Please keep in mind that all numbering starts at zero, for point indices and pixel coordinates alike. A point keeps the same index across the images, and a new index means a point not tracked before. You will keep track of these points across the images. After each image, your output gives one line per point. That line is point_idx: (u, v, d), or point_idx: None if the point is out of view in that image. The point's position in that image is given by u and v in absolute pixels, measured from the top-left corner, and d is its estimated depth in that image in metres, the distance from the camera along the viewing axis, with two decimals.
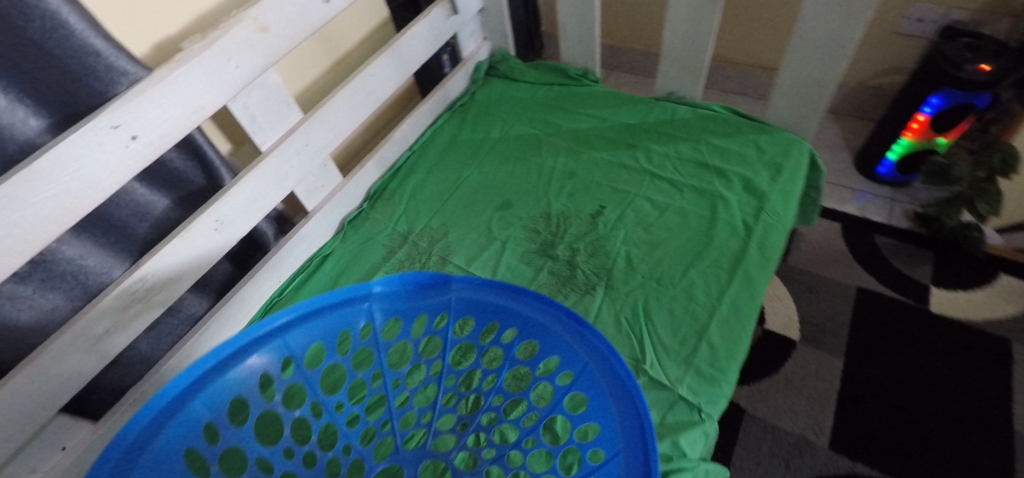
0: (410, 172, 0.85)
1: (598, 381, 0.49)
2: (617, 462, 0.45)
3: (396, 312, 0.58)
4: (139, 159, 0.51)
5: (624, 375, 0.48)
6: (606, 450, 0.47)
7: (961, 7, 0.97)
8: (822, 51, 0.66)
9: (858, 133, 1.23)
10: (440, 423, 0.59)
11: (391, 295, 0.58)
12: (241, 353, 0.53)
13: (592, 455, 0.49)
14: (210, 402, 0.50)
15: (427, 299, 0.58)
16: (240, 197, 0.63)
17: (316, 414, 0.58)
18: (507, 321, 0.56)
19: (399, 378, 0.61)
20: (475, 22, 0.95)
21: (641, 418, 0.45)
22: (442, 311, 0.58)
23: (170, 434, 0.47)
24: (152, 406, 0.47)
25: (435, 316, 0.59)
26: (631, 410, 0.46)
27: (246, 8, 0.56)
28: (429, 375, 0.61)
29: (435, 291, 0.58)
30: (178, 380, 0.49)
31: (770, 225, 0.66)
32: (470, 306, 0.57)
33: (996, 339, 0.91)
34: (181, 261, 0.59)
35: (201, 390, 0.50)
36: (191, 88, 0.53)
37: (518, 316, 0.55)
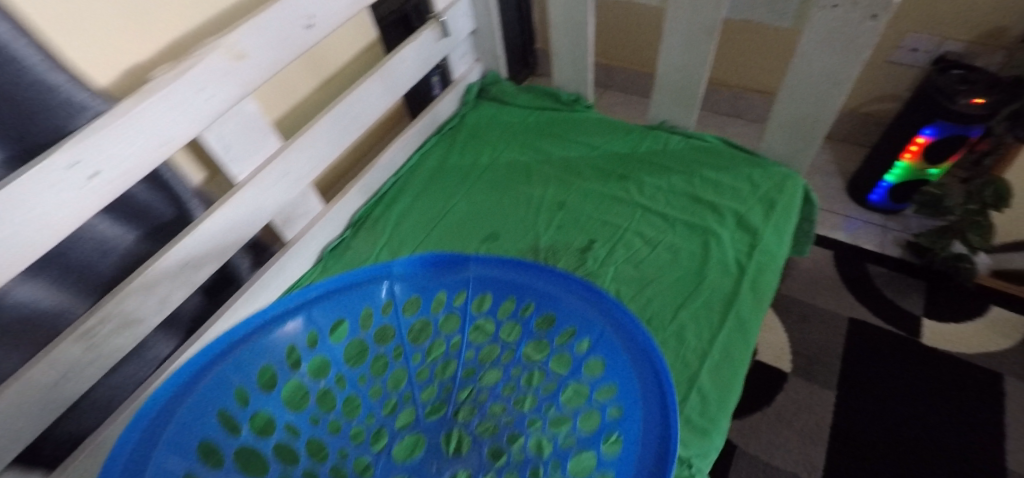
0: (396, 198, 0.83)
1: (619, 346, 0.52)
2: (640, 418, 0.46)
3: (415, 291, 0.61)
4: (100, 195, 0.48)
5: (643, 337, 0.50)
6: (625, 406, 0.49)
7: (955, 38, 0.97)
8: (818, 87, 0.64)
9: (851, 159, 1.22)
10: (461, 395, 0.60)
11: (412, 273, 0.61)
12: (269, 324, 0.56)
13: (611, 418, 0.49)
14: (238, 369, 0.52)
15: (449, 275, 0.61)
16: (213, 231, 0.61)
17: (338, 386, 0.60)
18: (528, 297, 0.59)
19: (417, 355, 0.62)
20: (467, 43, 0.94)
21: (662, 377, 0.47)
22: (462, 288, 0.61)
23: (198, 399, 0.49)
24: (183, 372, 0.49)
25: (456, 294, 0.61)
26: (653, 371, 0.48)
27: (223, 36, 0.53)
28: (450, 350, 0.63)
29: (452, 271, 0.61)
30: (208, 348, 0.51)
31: (764, 264, 0.64)
32: (489, 283, 0.60)
33: (991, 374, 0.89)
34: (146, 298, 0.57)
35: (228, 358, 0.52)
36: (158, 121, 0.50)
37: (539, 290, 0.58)
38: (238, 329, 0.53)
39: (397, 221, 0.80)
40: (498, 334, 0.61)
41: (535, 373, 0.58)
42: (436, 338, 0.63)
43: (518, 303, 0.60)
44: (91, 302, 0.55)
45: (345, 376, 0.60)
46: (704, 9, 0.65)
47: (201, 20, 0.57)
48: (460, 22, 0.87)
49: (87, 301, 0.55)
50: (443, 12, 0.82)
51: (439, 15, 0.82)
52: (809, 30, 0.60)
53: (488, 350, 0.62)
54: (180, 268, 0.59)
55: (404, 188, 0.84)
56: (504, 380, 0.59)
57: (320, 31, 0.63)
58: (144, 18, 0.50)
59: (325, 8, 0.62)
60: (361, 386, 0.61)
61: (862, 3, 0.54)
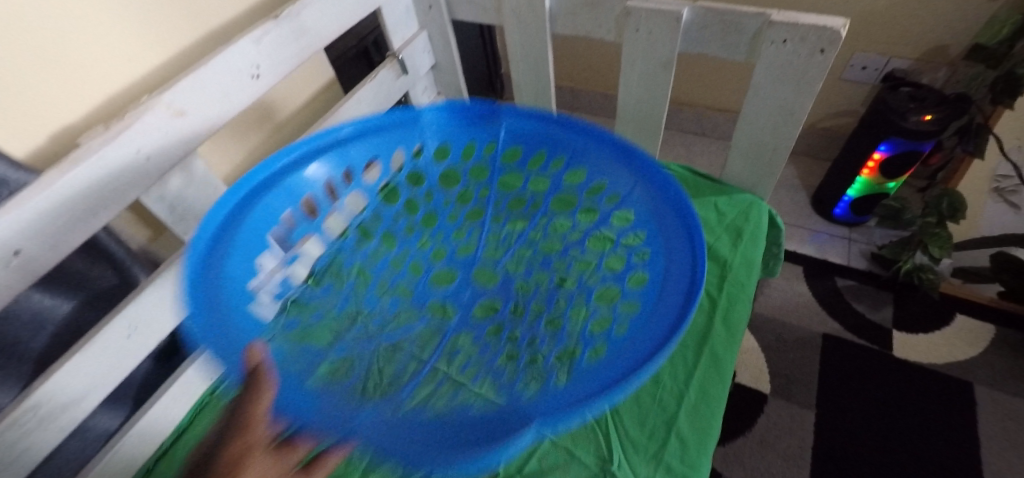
0: (361, 242, 0.81)
1: (649, 216, 0.65)
2: (660, 268, 0.61)
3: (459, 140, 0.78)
4: (25, 274, 0.44)
5: (673, 195, 0.62)
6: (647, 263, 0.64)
7: (901, 56, 1.00)
8: (775, 118, 0.65)
9: (812, 173, 1.25)
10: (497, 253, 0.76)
11: (443, 121, 0.75)
12: (304, 161, 0.68)
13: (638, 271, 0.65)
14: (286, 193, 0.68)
15: (485, 128, 0.76)
16: (157, 297, 0.57)
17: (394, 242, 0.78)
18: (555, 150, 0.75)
19: (468, 234, 0.80)
20: (427, 79, 0.92)
21: (687, 243, 0.59)
22: (495, 142, 0.77)
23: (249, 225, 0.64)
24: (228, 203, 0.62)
25: (489, 142, 0.77)
26: (680, 241, 0.60)
27: (159, 93, 0.50)
28: (490, 227, 0.80)
29: (490, 120, 0.75)
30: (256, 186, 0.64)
31: (735, 295, 0.64)
32: (517, 135, 0.75)
33: (960, 382, 0.91)
34: (88, 375, 0.52)
35: (273, 188, 0.66)
36: (90, 188, 0.46)
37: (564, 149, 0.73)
38: (260, 180, 0.64)
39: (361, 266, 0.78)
40: (535, 217, 0.79)
41: (563, 232, 0.77)
42: (478, 219, 0.81)
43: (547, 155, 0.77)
44: (22, 386, 0.50)
45: (407, 244, 0.79)
46: (659, 45, 0.65)
47: (137, 76, 0.56)
48: (418, 58, 0.86)
49: (18, 385, 0.50)
50: (400, 49, 0.81)
51: (396, 53, 0.80)
52: (761, 64, 0.60)
53: (518, 218, 0.80)
54: (124, 339, 0.55)
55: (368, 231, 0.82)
56: (537, 244, 0.77)
57: (268, 80, 0.61)
58: (73, 80, 0.49)
59: (272, 56, 0.60)
60: (420, 246, 0.79)
61: (810, 39, 0.55)
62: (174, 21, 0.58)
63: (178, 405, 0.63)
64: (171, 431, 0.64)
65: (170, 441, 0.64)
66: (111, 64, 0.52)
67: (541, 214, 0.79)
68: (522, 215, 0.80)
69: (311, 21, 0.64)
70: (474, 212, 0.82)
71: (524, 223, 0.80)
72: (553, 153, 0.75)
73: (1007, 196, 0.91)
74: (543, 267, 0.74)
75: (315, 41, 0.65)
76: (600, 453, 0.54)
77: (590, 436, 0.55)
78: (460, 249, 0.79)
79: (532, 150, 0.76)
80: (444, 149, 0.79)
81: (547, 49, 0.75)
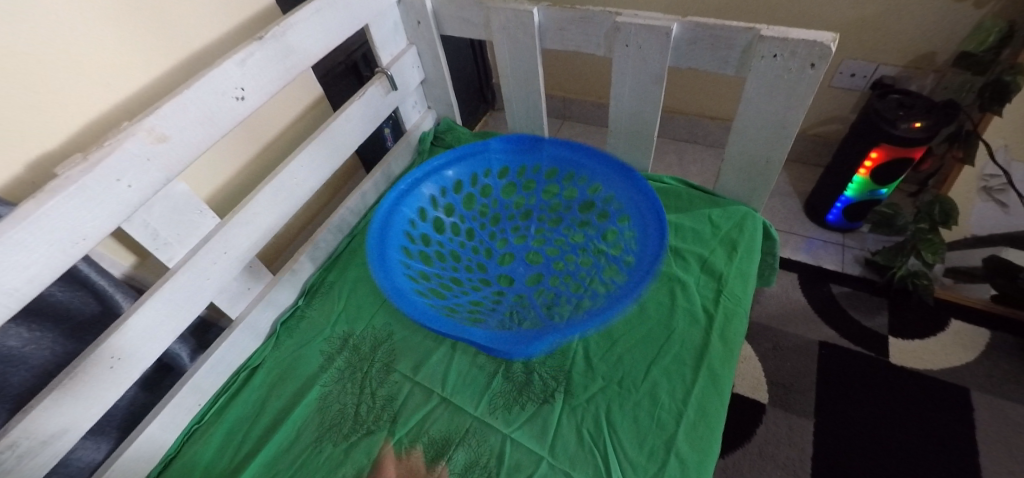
0: (352, 260, 0.79)
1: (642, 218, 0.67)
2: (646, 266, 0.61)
3: (504, 162, 0.79)
4: (3, 310, 0.43)
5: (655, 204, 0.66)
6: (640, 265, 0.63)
7: (889, 63, 1.01)
8: (766, 130, 0.65)
9: (805, 179, 1.25)
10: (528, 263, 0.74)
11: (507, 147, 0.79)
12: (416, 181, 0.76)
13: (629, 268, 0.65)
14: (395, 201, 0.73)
15: (528, 152, 0.78)
16: (141, 325, 0.55)
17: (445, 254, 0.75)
18: (583, 171, 0.75)
19: (508, 238, 0.77)
20: (417, 93, 0.91)
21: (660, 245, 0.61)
22: (540, 163, 0.78)
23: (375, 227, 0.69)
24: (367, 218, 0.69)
25: (533, 168, 0.79)
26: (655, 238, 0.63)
27: (140, 119, 0.49)
28: (527, 231, 0.77)
29: (534, 148, 0.78)
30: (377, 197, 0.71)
31: (731, 310, 0.63)
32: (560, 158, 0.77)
33: (957, 387, 0.91)
34: (69, 410, 0.50)
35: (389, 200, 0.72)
36: (70, 219, 0.45)
37: (592, 170, 0.74)
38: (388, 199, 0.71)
39: (353, 284, 0.76)
40: (569, 219, 0.77)
41: (587, 230, 0.74)
42: (517, 222, 0.79)
43: (575, 175, 0.77)
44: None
45: (445, 245, 0.76)
46: (649, 59, 0.65)
47: (117, 100, 0.55)
48: (408, 74, 0.85)
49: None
50: (388, 65, 0.80)
51: (385, 69, 0.79)
52: (752, 78, 0.60)
53: (554, 221, 0.77)
54: (107, 371, 0.53)
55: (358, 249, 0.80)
56: (564, 243, 0.75)
57: (253, 101, 0.60)
58: (50, 106, 0.48)
59: (257, 77, 0.59)
60: (461, 249, 0.76)
61: (799, 53, 0.55)
62: (155, 42, 0.56)
63: (165, 435, 0.61)
64: (153, 465, 0.61)
65: (158, 470, 0.60)
66: (89, 89, 0.51)
67: (572, 215, 0.77)
68: (557, 218, 0.77)
69: (297, 41, 0.63)
70: (514, 215, 0.79)
71: (558, 225, 0.77)
72: (580, 176, 0.76)
73: (996, 195, 0.91)
74: (562, 262, 0.73)
75: (301, 60, 0.65)
76: (599, 476, 0.53)
77: (588, 458, 0.54)
78: (498, 252, 0.76)
79: (565, 175, 0.77)
80: (489, 171, 0.80)
81: (537, 63, 0.75)
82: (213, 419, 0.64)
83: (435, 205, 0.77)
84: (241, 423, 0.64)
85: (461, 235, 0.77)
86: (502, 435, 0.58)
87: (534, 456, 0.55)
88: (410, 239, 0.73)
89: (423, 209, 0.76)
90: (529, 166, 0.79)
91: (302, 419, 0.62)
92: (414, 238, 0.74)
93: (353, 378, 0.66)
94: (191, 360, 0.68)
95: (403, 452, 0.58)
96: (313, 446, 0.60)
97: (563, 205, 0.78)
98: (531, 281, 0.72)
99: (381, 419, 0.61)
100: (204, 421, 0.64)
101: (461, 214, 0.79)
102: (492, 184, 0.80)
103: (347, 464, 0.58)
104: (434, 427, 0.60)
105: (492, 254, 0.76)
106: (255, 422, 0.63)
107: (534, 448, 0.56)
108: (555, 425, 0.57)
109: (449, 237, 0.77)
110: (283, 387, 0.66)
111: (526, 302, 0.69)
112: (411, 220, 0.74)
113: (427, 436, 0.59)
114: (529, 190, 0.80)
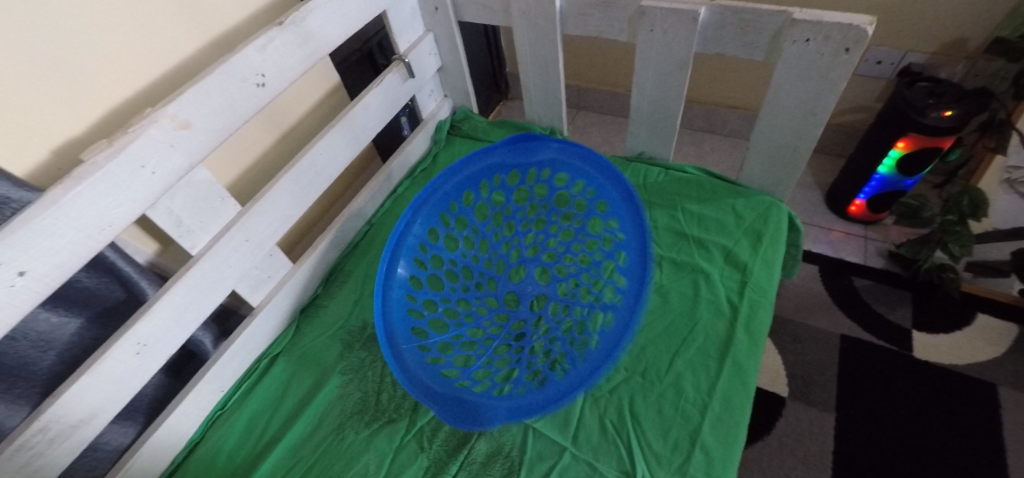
0: (370, 249, 0.79)
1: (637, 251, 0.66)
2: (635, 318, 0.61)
3: (513, 167, 0.74)
4: (33, 295, 0.43)
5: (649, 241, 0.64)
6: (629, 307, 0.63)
7: (918, 50, 0.98)
8: (795, 118, 0.63)
9: (826, 170, 1.23)
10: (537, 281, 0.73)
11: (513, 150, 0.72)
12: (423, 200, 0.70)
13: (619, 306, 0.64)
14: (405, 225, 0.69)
15: (533, 156, 0.72)
16: (166, 312, 0.55)
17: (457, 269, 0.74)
18: (592, 183, 0.71)
19: (520, 250, 0.75)
20: (434, 81, 0.91)
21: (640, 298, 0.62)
22: (547, 167, 0.73)
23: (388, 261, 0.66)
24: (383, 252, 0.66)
25: (542, 172, 0.74)
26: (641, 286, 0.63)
27: (163, 105, 0.49)
28: (538, 242, 0.75)
29: (541, 151, 0.72)
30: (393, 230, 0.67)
31: (756, 301, 0.62)
32: (567, 165, 0.72)
33: (983, 383, 0.89)
34: (97, 394, 0.51)
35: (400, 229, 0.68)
36: (97, 205, 0.45)
37: (602, 187, 0.70)
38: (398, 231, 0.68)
39: (371, 273, 0.76)
40: (579, 235, 0.74)
41: (594, 253, 0.72)
42: (529, 231, 0.76)
43: (584, 188, 0.72)
44: (30, 407, 0.49)
45: (456, 260, 0.74)
46: (675, 45, 0.64)
47: (139, 87, 0.54)
48: (425, 61, 0.84)
49: (26, 406, 0.49)
50: (406, 53, 0.79)
51: (403, 56, 0.79)
52: (782, 63, 0.59)
53: (564, 233, 0.75)
54: (133, 358, 0.53)
55: (376, 238, 0.80)
56: (571, 263, 0.73)
57: (274, 87, 0.59)
58: (73, 92, 0.48)
59: (277, 63, 0.59)
60: (473, 263, 0.75)
61: (834, 37, 0.53)
62: (175, 28, 0.56)
63: (189, 421, 0.62)
64: (179, 450, 0.61)
65: (183, 455, 0.61)
66: (112, 75, 0.51)
67: (582, 233, 0.73)
68: (568, 231, 0.74)
69: (317, 27, 0.62)
70: (526, 223, 0.76)
71: (570, 240, 0.74)
72: (589, 186, 0.71)
73: (1018, 187, 0.85)
74: (566, 286, 0.71)
75: (321, 46, 0.64)
76: (623, 467, 0.52)
77: (611, 449, 0.54)
78: (508, 266, 0.75)
79: (574, 183, 0.73)
80: (498, 178, 0.75)
81: (557, 50, 0.74)
82: (237, 406, 0.65)
83: (447, 221, 0.73)
84: (264, 410, 0.64)
85: (473, 248, 0.75)
86: (524, 425, 0.57)
87: (556, 446, 0.55)
88: (421, 263, 0.71)
89: (434, 228, 0.72)
90: (538, 171, 0.75)
91: (324, 406, 0.63)
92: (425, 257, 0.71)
93: (373, 367, 0.66)
94: (215, 347, 0.68)
95: (424, 440, 0.58)
96: (335, 433, 0.60)
97: (574, 215, 0.74)
98: (536, 303, 0.71)
99: (402, 408, 0.61)
100: (227, 407, 0.65)
101: (473, 225, 0.75)
102: (504, 191, 0.75)
103: (370, 452, 0.58)
104: None
105: (502, 269, 0.75)
106: (277, 409, 0.64)
107: (556, 438, 0.56)
108: (577, 416, 0.57)
109: (460, 252, 0.74)
110: (304, 375, 0.66)
111: (525, 330, 0.68)
112: (420, 243, 0.71)
113: (448, 424, 0.59)
114: (542, 197, 0.76)
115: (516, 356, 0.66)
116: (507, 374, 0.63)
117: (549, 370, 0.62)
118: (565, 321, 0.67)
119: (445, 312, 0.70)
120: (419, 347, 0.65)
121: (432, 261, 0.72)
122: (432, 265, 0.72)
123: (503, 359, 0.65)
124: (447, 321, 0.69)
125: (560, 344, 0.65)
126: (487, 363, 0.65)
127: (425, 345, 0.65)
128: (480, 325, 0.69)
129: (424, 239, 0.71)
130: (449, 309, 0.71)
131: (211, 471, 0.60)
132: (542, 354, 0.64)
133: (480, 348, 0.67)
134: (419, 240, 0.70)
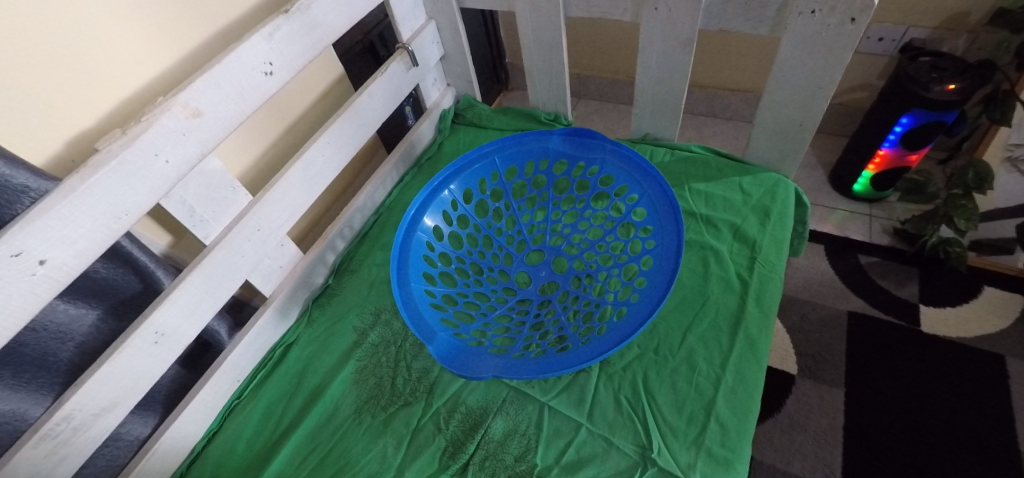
0: (378, 237, 0.80)
1: (668, 242, 0.64)
2: (643, 308, 0.58)
3: (564, 155, 0.77)
4: (54, 284, 0.43)
5: (679, 231, 0.63)
6: (643, 296, 0.61)
7: (920, 25, 0.98)
8: (801, 93, 0.64)
9: (829, 150, 1.23)
10: (553, 262, 0.73)
11: (566, 141, 0.76)
12: (465, 163, 0.77)
13: (633, 301, 0.62)
14: (440, 184, 0.75)
15: (589, 151, 0.75)
16: (183, 301, 0.55)
17: (479, 232, 0.77)
18: (635, 190, 0.71)
19: (545, 235, 0.75)
20: (437, 70, 0.91)
21: (664, 291, 0.58)
22: (595, 165, 0.75)
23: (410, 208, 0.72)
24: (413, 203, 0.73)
25: (587, 168, 0.76)
26: (663, 277, 0.61)
27: (175, 94, 0.49)
28: (564, 232, 0.75)
29: (594, 146, 0.75)
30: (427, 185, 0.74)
31: (766, 276, 0.62)
32: (616, 166, 0.73)
33: (991, 356, 0.89)
34: (120, 383, 0.51)
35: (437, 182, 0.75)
36: (115, 193, 0.46)
37: (644, 195, 0.69)
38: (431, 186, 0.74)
39: (382, 261, 0.76)
40: (607, 237, 0.72)
41: (616, 256, 0.69)
42: (560, 221, 0.76)
43: (627, 192, 0.72)
44: (53, 397, 0.50)
45: (481, 228, 0.77)
46: (679, 23, 0.64)
47: (147, 79, 0.54)
48: (428, 49, 0.84)
49: (50, 395, 0.50)
50: (408, 41, 0.79)
51: (406, 44, 0.79)
52: (787, 37, 0.59)
53: (593, 231, 0.73)
54: (153, 346, 0.53)
55: (385, 226, 0.81)
56: (592, 260, 0.71)
57: (281, 76, 0.60)
58: (84, 84, 0.48)
59: (284, 53, 0.59)
60: (497, 235, 0.76)
61: (840, 8, 0.54)
62: (184, 21, 0.56)
63: (207, 409, 0.62)
64: (196, 440, 0.62)
65: (202, 444, 0.62)
66: (120, 66, 0.51)
67: (611, 234, 0.72)
68: (596, 230, 0.73)
69: (322, 15, 0.63)
70: (558, 212, 0.76)
71: (596, 239, 0.72)
72: (632, 190, 0.71)
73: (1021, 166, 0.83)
74: (581, 279, 0.70)
75: (325, 36, 0.64)
76: (639, 441, 0.53)
77: (628, 424, 0.54)
78: (528, 246, 0.75)
79: (620, 183, 0.73)
80: (546, 163, 0.78)
81: (562, 33, 0.74)
82: (253, 395, 0.66)
83: (483, 189, 0.78)
84: (280, 398, 0.65)
85: (502, 222, 0.77)
86: (540, 403, 0.58)
87: (572, 423, 0.56)
88: (449, 218, 0.76)
89: (470, 190, 0.77)
90: (586, 167, 0.76)
91: (340, 393, 0.63)
92: (451, 214, 0.76)
93: (387, 353, 0.66)
94: (230, 337, 0.69)
95: (441, 420, 0.58)
96: (351, 418, 0.61)
97: (608, 217, 0.73)
98: (546, 288, 0.70)
99: (418, 391, 0.62)
100: (244, 396, 0.66)
101: (508, 200, 0.78)
102: (544, 176, 0.79)
103: (387, 435, 0.59)
104: (470, 397, 0.60)
105: (522, 248, 0.75)
106: (292, 397, 0.64)
107: (572, 415, 0.56)
108: (592, 394, 0.57)
109: (488, 221, 0.77)
110: (318, 363, 0.67)
111: (529, 309, 0.69)
112: (453, 201, 0.76)
113: (464, 406, 0.59)
114: (581, 193, 0.76)
115: (514, 327, 0.67)
116: (500, 339, 0.65)
117: (546, 341, 0.63)
118: (572, 310, 0.66)
119: (458, 269, 0.74)
120: (426, 290, 0.68)
121: (461, 220, 0.77)
122: (458, 224, 0.77)
123: (501, 327, 0.67)
124: (457, 278, 0.72)
125: (560, 327, 0.65)
126: (485, 325, 0.67)
127: (432, 291, 0.69)
128: (489, 294, 0.71)
129: (458, 197, 0.76)
130: (462, 269, 0.74)
131: (228, 460, 0.60)
132: (540, 332, 0.65)
133: (481, 311, 0.69)
134: (453, 197, 0.76)
